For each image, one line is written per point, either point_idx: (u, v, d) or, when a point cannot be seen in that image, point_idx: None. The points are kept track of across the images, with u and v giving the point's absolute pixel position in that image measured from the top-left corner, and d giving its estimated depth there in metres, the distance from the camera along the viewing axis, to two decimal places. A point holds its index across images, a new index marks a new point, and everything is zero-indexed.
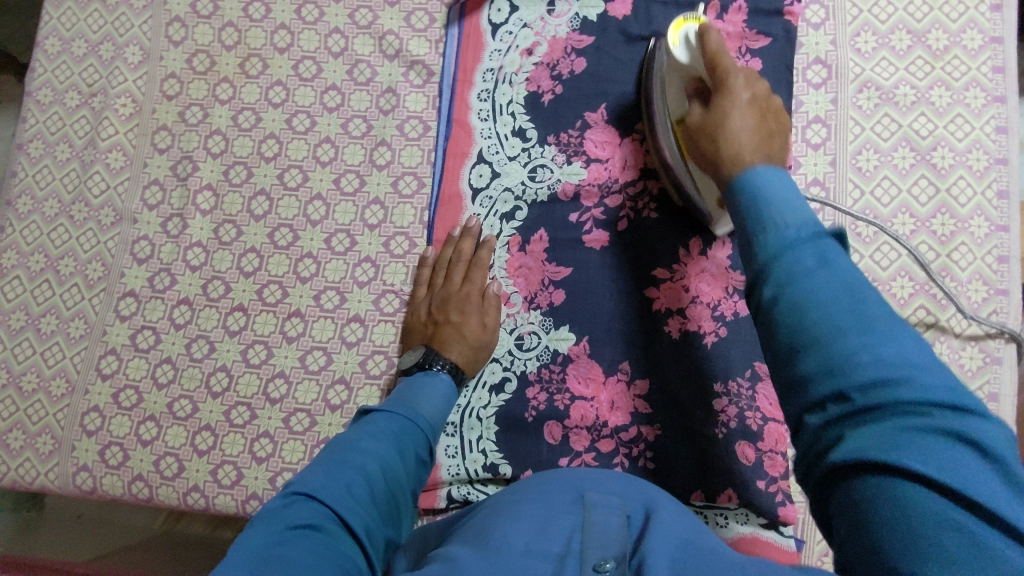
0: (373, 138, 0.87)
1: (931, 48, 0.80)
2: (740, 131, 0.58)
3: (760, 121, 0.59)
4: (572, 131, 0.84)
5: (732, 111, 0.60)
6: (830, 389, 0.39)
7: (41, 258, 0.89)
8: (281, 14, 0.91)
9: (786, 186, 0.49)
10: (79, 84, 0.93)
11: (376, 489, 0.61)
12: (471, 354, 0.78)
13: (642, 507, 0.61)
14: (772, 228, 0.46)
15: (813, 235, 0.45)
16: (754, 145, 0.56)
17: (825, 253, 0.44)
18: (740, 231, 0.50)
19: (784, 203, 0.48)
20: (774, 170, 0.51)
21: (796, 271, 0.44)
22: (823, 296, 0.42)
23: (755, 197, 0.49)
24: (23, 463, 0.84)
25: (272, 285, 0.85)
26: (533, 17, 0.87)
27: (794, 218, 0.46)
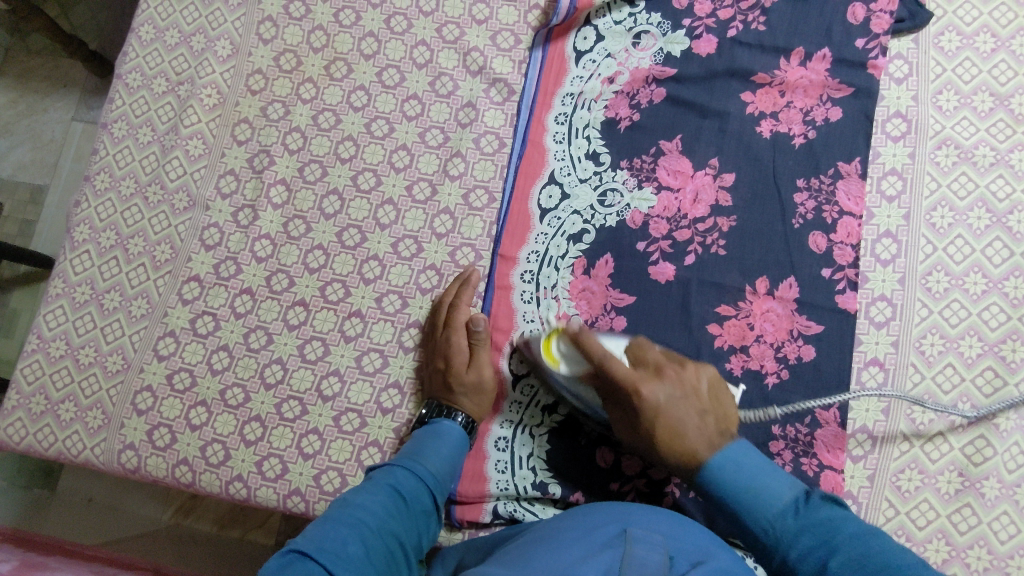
0: (448, 149, 0.89)
1: (1013, 112, 0.81)
2: (686, 423, 0.67)
3: (695, 404, 0.68)
4: (645, 157, 0.85)
5: (669, 406, 0.68)
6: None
7: (112, 235, 0.91)
8: (371, 22, 0.93)
9: (753, 472, 0.62)
10: (167, 72, 0.95)
11: (372, 546, 0.60)
12: (482, 400, 0.78)
13: (687, 549, 0.58)
14: (762, 518, 0.60)
15: (796, 509, 0.60)
16: (695, 421, 0.67)
17: (820, 515, 0.59)
18: (733, 523, 0.62)
19: (765, 498, 0.61)
20: (741, 447, 0.64)
21: (800, 546, 0.58)
22: (814, 542, 0.57)
23: (725, 484, 0.62)
24: (71, 435, 0.85)
25: (335, 283, 0.86)
26: (618, 47, 0.88)
27: (773, 492, 0.61)
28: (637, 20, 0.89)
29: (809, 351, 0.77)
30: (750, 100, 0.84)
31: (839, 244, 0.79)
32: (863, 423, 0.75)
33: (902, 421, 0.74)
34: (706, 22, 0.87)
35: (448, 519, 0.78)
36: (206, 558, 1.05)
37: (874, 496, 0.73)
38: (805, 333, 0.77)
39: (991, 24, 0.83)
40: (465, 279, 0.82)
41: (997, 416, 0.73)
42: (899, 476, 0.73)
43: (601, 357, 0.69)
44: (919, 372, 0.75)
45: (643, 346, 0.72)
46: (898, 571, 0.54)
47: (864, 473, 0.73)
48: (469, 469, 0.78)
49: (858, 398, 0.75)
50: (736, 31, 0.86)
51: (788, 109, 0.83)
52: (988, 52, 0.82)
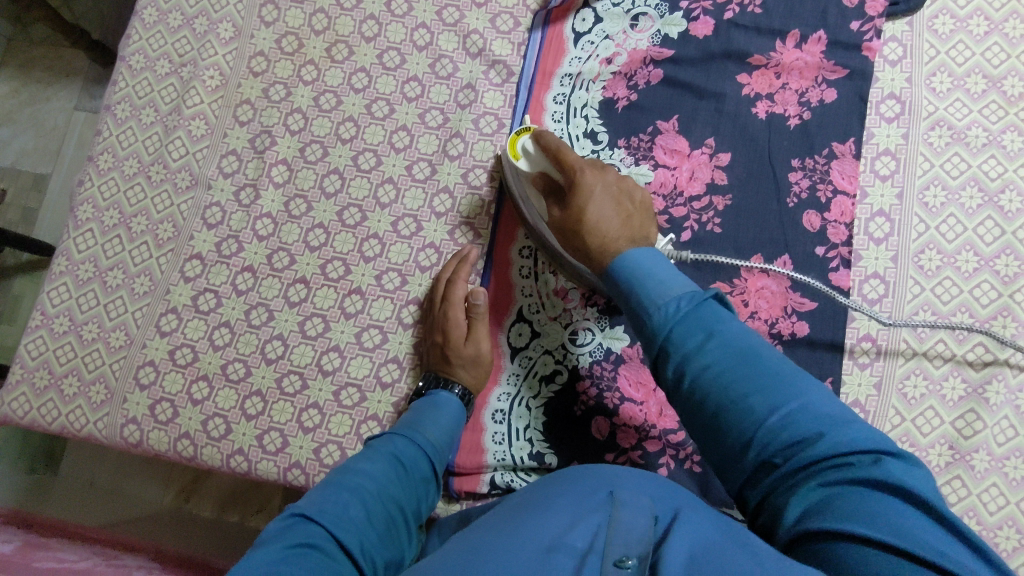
0: (448, 130, 0.90)
1: (1006, 94, 0.82)
2: (605, 219, 0.70)
3: (619, 205, 0.72)
4: (643, 137, 0.86)
5: (595, 204, 0.71)
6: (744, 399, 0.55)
7: (115, 214, 0.92)
8: (371, 5, 0.95)
9: (660, 271, 0.64)
10: (170, 54, 0.96)
11: (374, 510, 0.61)
12: (481, 371, 0.79)
13: (674, 509, 0.59)
14: (658, 308, 0.61)
15: (693, 302, 0.61)
16: (619, 226, 0.70)
17: (713, 322, 0.59)
18: (631, 308, 0.64)
19: (662, 288, 0.62)
20: (647, 252, 0.66)
21: (686, 337, 0.59)
22: (717, 352, 0.58)
23: (635, 275, 0.64)
24: (74, 410, 0.86)
25: (336, 261, 0.87)
26: (616, 29, 0.90)
27: (676, 289, 0.62)
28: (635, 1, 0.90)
29: (802, 326, 0.78)
30: (746, 81, 0.86)
31: (833, 223, 0.80)
32: (855, 398, 0.76)
33: (894, 396, 0.75)
34: (703, 5, 0.88)
35: (446, 490, 0.79)
36: (207, 541, 1.06)
37: None
38: (799, 309, 0.78)
39: (984, 8, 0.84)
40: (463, 256, 0.83)
41: (988, 391, 0.75)
42: None
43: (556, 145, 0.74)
44: (911, 348, 0.76)
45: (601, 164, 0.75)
46: (777, 379, 0.56)
47: None
48: (467, 440, 0.79)
49: (850, 373, 0.76)
50: (733, 13, 0.87)
51: (784, 90, 0.84)
52: (981, 35, 0.84)
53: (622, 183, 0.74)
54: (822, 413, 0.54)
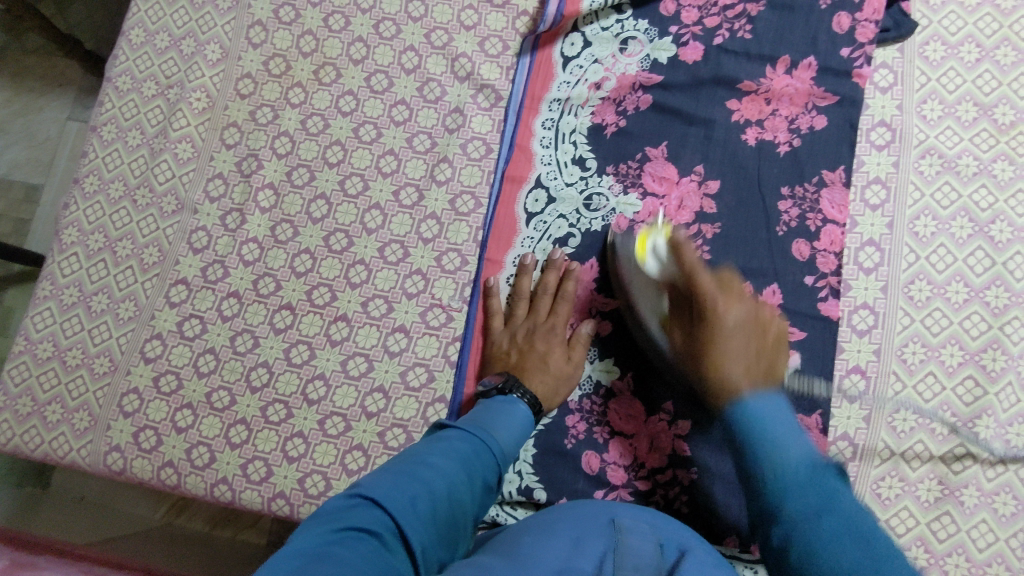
0: (435, 155, 0.89)
1: (997, 122, 0.81)
2: (736, 361, 0.63)
3: (752, 340, 0.66)
4: (631, 163, 0.85)
5: (727, 339, 0.65)
6: (802, 535, 0.49)
7: (101, 238, 0.91)
8: (360, 27, 0.94)
9: (781, 421, 0.56)
10: (157, 75, 0.95)
11: (438, 509, 0.57)
12: (553, 390, 0.77)
13: (676, 538, 0.60)
14: (768, 468, 0.53)
15: (812, 471, 0.52)
16: (744, 375, 0.62)
17: (828, 494, 0.50)
18: (739, 459, 0.56)
19: (780, 444, 0.54)
20: (767, 396, 0.59)
21: (798, 502, 0.50)
22: (826, 531, 0.48)
23: (747, 425, 0.57)
24: (57, 437, 0.85)
25: (322, 287, 0.87)
26: (605, 53, 0.89)
27: (791, 454, 0.53)
28: (624, 26, 0.89)
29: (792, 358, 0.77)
30: (735, 107, 0.85)
31: (822, 252, 0.79)
32: (844, 431, 0.75)
33: (883, 429, 0.75)
34: (692, 30, 0.87)
35: None
36: (198, 556, 1.06)
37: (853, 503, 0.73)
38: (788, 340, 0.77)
39: (976, 34, 0.84)
40: (566, 270, 0.83)
41: (977, 424, 0.74)
42: (879, 484, 0.73)
43: (690, 260, 0.70)
44: (900, 380, 0.76)
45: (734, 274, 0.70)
46: (852, 530, 0.48)
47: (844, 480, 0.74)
48: None
49: (839, 406, 0.76)
50: (723, 39, 0.86)
51: (774, 117, 0.84)
52: (972, 62, 0.83)
53: (765, 318, 0.68)
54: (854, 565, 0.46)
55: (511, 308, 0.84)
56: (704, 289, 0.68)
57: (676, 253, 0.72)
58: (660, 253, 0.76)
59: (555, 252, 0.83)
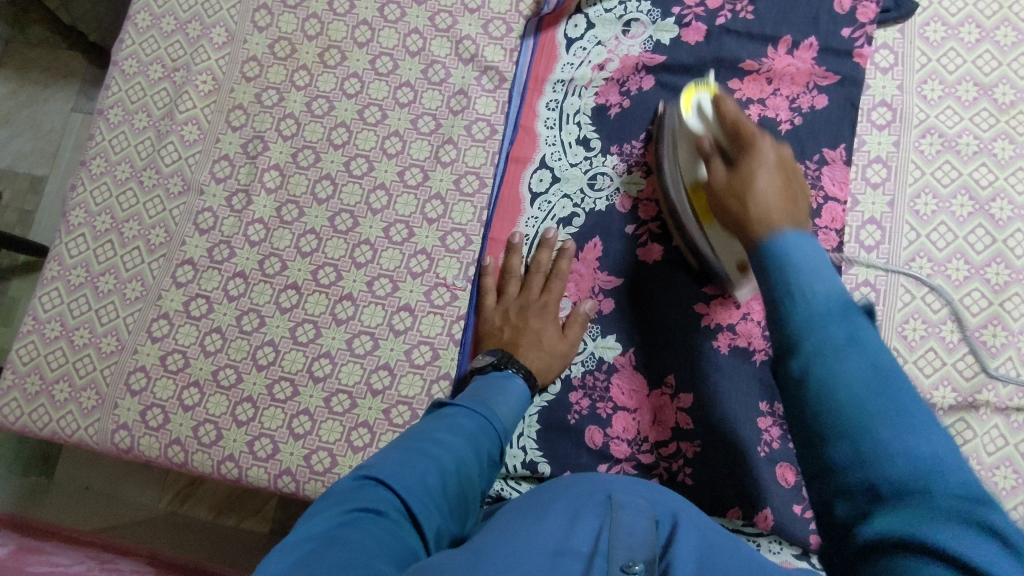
0: (440, 136, 0.90)
1: (997, 102, 0.82)
2: (767, 193, 0.59)
3: (784, 181, 0.61)
4: (635, 143, 0.86)
5: (756, 177, 0.61)
6: (845, 448, 0.39)
7: (107, 219, 0.92)
8: (364, 10, 0.94)
9: (811, 251, 0.48)
10: (163, 58, 0.96)
11: (448, 484, 0.58)
12: (547, 365, 0.78)
13: (672, 512, 0.58)
14: (801, 292, 0.45)
15: (845, 306, 0.44)
16: (776, 205, 0.57)
17: (850, 323, 0.43)
18: (762, 292, 0.49)
19: (811, 269, 0.47)
20: (800, 234, 0.51)
21: (819, 326, 0.43)
22: (852, 366, 0.41)
23: (778, 261, 0.49)
24: (65, 415, 0.86)
25: (327, 267, 0.87)
26: (608, 35, 0.90)
27: (822, 286, 0.45)
28: (627, 8, 0.90)
29: None
30: (737, 87, 0.86)
31: (824, 231, 0.80)
32: None
33: None
34: (695, 11, 0.88)
35: None
36: (200, 543, 1.06)
37: None
38: None
39: (976, 15, 0.85)
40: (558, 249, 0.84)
41: (978, 399, 0.74)
42: None
43: (735, 112, 0.66)
44: (901, 356, 0.76)
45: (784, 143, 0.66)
46: (891, 409, 0.39)
47: None
48: None
49: None
50: (725, 19, 0.87)
51: (775, 96, 0.84)
52: (973, 42, 0.84)
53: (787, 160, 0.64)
54: (917, 462, 0.37)
55: (506, 286, 0.85)
56: (747, 134, 0.65)
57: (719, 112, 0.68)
58: (704, 111, 0.72)
59: (548, 232, 0.84)
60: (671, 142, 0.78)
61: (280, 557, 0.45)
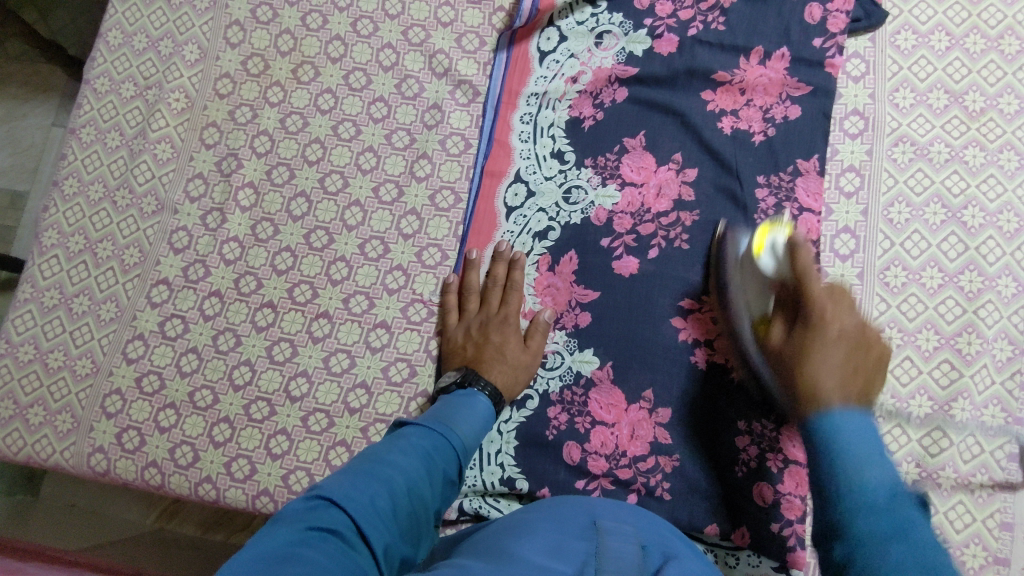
0: (415, 151, 0.89)
1: (967, 109, 0.82)
2: (824, 373, 0.63)
3: (849, 355, 0.65)
4: (609, 155, 0.86)
5: (822, 349, 0.64)
6: (890, 545, 0.49)
7: (81, 239, 0.91)
8: (337, 25, 0.94)
9: (866, 448, 0.56)
10: (135, 76, 0.95)
11: (400, 507, 0.58)
12: (512, 379, 0.78)
13: (653, 540, 0.58)
14: (846, 483, 0.54)
15: (892, 499, 0.52)
16: (833, 386, 0.62)
17: (908, 521, 0.51)
18: (818, 485, 0.57)
19: (862, 463, 0.55)
20: (858, 416, 0.59)
21: (871, 523, 0.51)
22: (898, 558, 0.48)
23: (829, 438, 0.58)
24: (40, 439, 0.85)
25: (303, 285, 0.87)
26: (581, 48, 0.90)
27: (873, 478, 0.54)
28: (598, 20, 0.90)
29: None
30: (711, 98, 0.86)
31: None
32: None
33: None
34: (667, 22, 0.88)
35: None
36: (186, 560, 1.05)
37: None
38: None
39: (945, 23, 0.85)
40: (513, 260, 0.84)
41: (953, 407, 0.75)
42: None
43: (804, 263, 0.69)
44: None
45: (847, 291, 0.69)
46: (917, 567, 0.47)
47: None
48: None
49: None
50: (697, 30, 0.87)
51: (749, 106, 0.84)
52: (942, 50, 0.84)
53: (858, 330, 0.66)
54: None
55: (462, 302, 0.84)
56: (811, 299, 0.67)
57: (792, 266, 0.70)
58: (779, 254, 0.74)
59: (503, 244, 0.84)
60: (732, 269, 0.76)
61: (229, 571, 0.44)
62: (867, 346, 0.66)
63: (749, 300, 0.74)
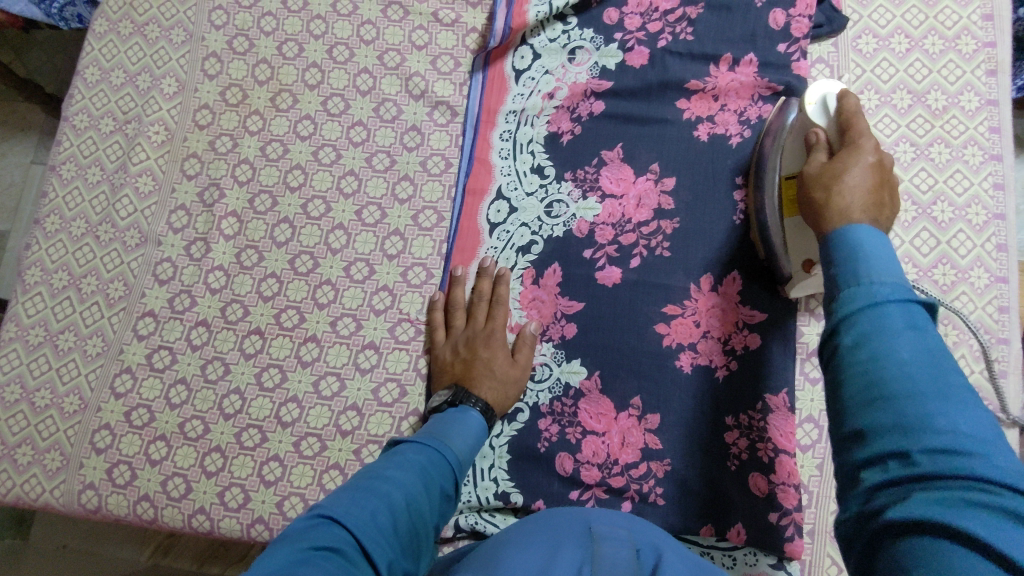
0: (395, 173, 0.91)
1: (930, 108, 0.85)
2: (852, 194, 0.58)
3: (876, 179, 0.60)
4: (588, 168, 0.87)
5: (853, 169, 0.60)
6: (885, 411, 0.43)
7: (64, 276, 0.91)
8: (314, 53, 0.95)
9: (882, 250, 0.51)
10: (114, 111, 0.96)
11: (400, 521, 0.58)
12: (503, 394, 0.78)
13: (650, 547, 0.58)
14: (860, 283, 0.49)
15: (904, 297, 0.47)
16: (861, 200, 0.57)
17: (917, 316, 0.46)
18: (828, 283, 0.52)
19: (881, 261, 0.50)
20: (874, 232, 0.54)
21: (876, 290, 0.48)
22: (904, 363, 0.44)
23: (849, 250, 0.52)
24: (29, 479, 0.84)
25: (290, 310, 0.87)
26: (555, 64, 0.91)
27: (886, 275, 0.49)
28: (570, 36, 0.92)
29: (754, 339, 0.79)
30: (685, 107, 0.88)
31: None
32: (809, 413, 0.78)
33: None
34: (637, 35, 0.90)
35: None
36: None
37: (823, 483, 0.76)
38: (750, 322, 0.79)
39: (904, 26, 0.88)
40: (498, 275, 0.85)
41: None
42: None
43: (854, 112, 0.66)
44: None
45: (856, 111, 0.66)
46: (933, 391, 0.43)
47: (813, 462, 0.76)
48: None
49: (802, 389, 0.79)
50: (666, 41, 0.89)
51: (722, 112, 0.86)
52: (903, 52, 0.87)
53: (882, 158, 0.62)
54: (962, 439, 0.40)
55: (449, 320, 0.85)
56: (857, 135, 0.64)
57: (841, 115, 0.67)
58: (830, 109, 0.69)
59: (487, 261, 0.85)
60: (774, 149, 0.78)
61: None
62: (887, 170, 0.62)
63: (786, 160, 0.75)
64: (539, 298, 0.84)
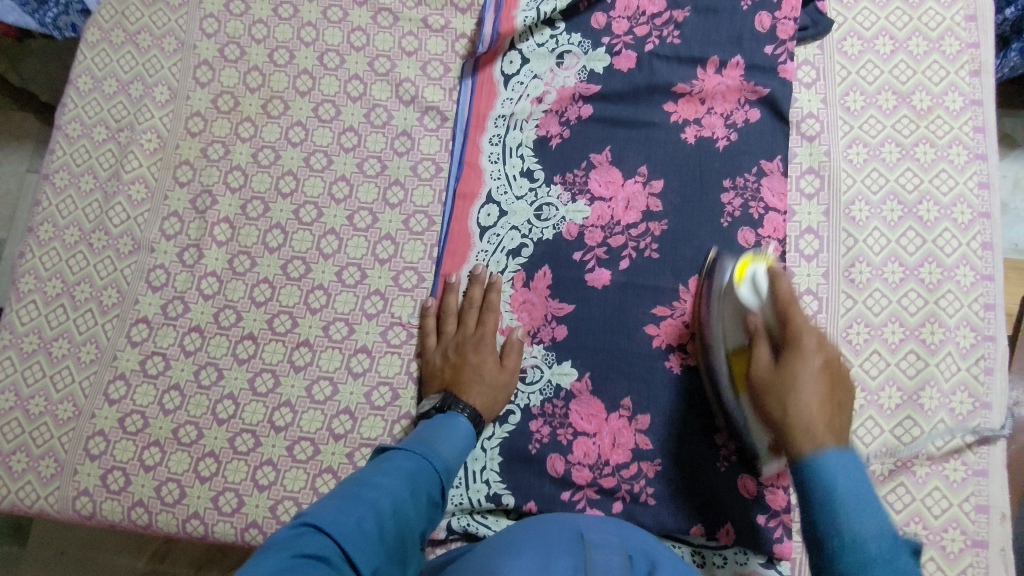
0: (386, 178, 0.91)
1: (915, 108, 0.85)
2: (810, 417, 0.63)
3: (826, 391, 0.65)
4: (577, 172, 0.88)
5: (803, 382, 0.64)
6: None
7: (58, 283, 0.91)
8: (305, 60, 0.96)
9: (855, 484, 0.60)
10: (107, 120, 0.96)
11: (386, 529, 0.58)
12: (491, 399, 0.79)
13: (636, 552, 0.58)
14: (845, 543, 0.57)
15: (890, 548, 0.57)
16: (819, 427, 0.62)
17: (888, 544, 0.57)
18: (808, 512, 0.61)
19: (856, 504, 0.58)
20: (840, 456, 0.61)
21: (857, 533, 0.57)
22: None
23: (825, 492, 0.60)
24: (24, 486, 0.85)
25: (282, 315, 0.88)
26: (543, 69, 0.92)
27: (866, 535, 0.57)
28: (558, 41, 0.93)
29: None
30: (673, 110, 0.88)
31: (767, 240, 0.82)
32: None
33: None
34: (624, 39, 0.91)
35: None
36: None
37: None
38: None
39: (889, 28, 0.88)
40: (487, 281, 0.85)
41: (922, 396, 0.77)
42: None
43: (789, 299, 0.68)
44: (848, 361, 0.79)
45: (786, 289, 0.68)
46: None
47: None
48: None
49: None
50: (653, 45, 0.90)
51: (709, 115, 0.87)
52: (888, 54, 0.88)
53: (825, 356, 0.66)
54: None
55: (440, 325, 0.85)
56: (796, 329, 0.67)
57: (785, 313, 0.68)
58: (762, 290, 0.71)
59: (478, 267, 0.86)
60: (716, 300, 0.76)
61: None
62: (831, 362, 0.66)
63: (727, 338, 0.74)
64: (527, 304, 0.85)
